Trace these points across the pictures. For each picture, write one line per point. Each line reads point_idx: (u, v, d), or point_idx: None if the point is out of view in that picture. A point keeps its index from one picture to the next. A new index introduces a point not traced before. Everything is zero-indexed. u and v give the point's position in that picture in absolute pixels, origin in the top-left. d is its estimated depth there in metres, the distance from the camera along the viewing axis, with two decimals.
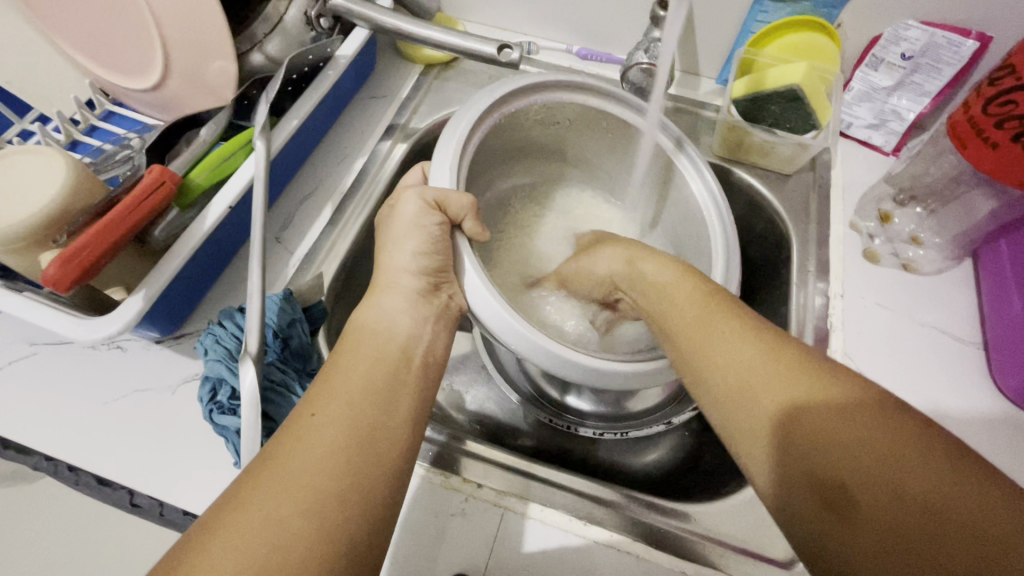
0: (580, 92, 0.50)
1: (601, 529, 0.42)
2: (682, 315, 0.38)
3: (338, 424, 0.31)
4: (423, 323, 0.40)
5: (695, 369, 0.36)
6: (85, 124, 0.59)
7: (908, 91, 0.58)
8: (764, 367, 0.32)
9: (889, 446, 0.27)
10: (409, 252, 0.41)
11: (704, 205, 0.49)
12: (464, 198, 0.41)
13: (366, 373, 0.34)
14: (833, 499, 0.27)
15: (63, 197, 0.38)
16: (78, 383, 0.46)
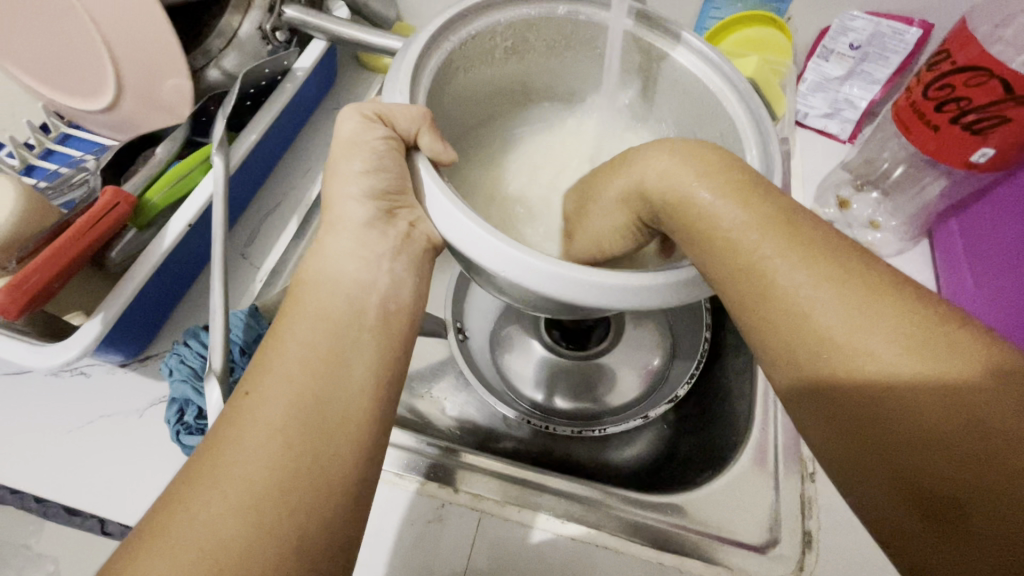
0: (549, 3, 0.43)
1: (577, 526, 0.42)
2: (735, 239, 0.29)
3: (278, 401, 0.28)
4: (379, 263, 0.35)
5: (737, 297, 0.29)
6: (41, 149, 0.58)
7: (859, 80, 0.59)
8: (851, 310, 0.25)
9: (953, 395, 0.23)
10: (355, 172, 0.36)
11: (697, 70, 0.41)
12: (412, 109, 0.34)
13: (311, 338, 0.31)
14: (888, 454, 0.24)
15: (12, 224, 0.38)
16: (41, 412, 0.45)
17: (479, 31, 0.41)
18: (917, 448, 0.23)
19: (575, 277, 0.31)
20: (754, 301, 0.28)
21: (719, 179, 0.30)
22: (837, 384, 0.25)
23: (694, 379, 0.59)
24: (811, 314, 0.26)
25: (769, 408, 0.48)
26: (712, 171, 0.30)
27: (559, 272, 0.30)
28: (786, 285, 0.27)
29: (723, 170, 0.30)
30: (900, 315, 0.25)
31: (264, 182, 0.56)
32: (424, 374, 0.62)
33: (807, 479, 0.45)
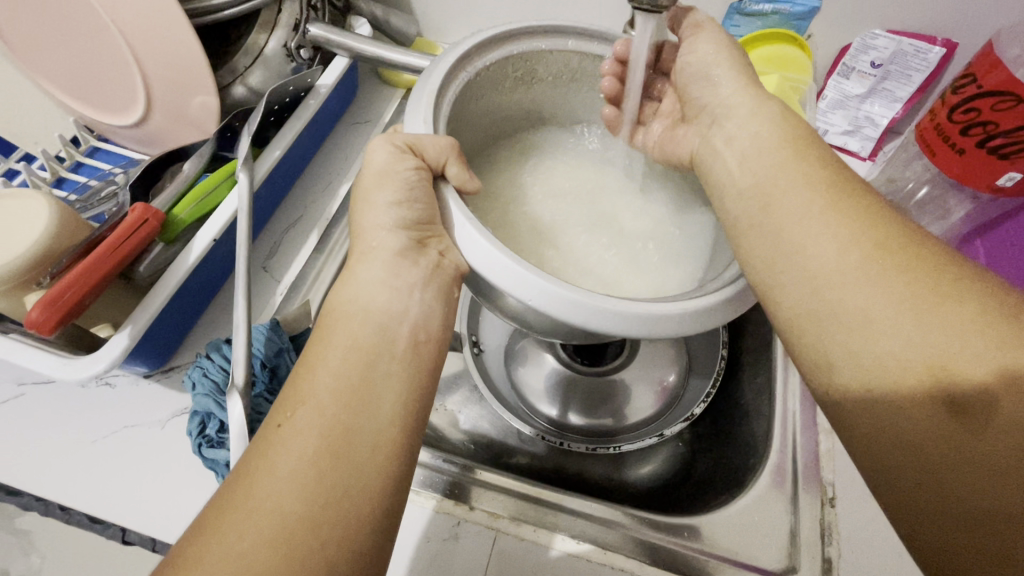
0: (560, 37, 0.44)
1: (594, 548, 0.42)
2: (766, 180, 0.33)
3: (307, 433, 0.29)
4: (408, 293, 0.36)
5: (760, 245, 0.32)
6: (71, 161, 0.59)
7: (880, 98, 0.59)
8: (850, 252, 0.28)
9: (936, 336, 0.25)
10: (386, 204, 0.37)
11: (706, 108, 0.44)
12: (442, 141, 0.37)
13: (342, 366, 0.32)
14: (881, 395, 0.26)
15: (46, 239, 0.39)
16: (68, 421, 0.46)
17: (492, 62, 0.43)
18: (905, 389, 0.25)
19: (595, 297, 0.31)
20: (765, 242, 0.32)
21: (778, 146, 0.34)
22: (834, 330, 0.28)
23: (710, 399, 0.59)
24: (812, 260, 0.29)
25: (788, 430, 0.48)
26: (774, 128, 0.35)
27: (586, 300, 0.31)
28: (796, 228, 0.31)
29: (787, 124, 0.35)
30: (896, 264, 0.27)
31: (286, 196, 0.57)
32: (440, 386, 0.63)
33: (827, 504, 0.44)
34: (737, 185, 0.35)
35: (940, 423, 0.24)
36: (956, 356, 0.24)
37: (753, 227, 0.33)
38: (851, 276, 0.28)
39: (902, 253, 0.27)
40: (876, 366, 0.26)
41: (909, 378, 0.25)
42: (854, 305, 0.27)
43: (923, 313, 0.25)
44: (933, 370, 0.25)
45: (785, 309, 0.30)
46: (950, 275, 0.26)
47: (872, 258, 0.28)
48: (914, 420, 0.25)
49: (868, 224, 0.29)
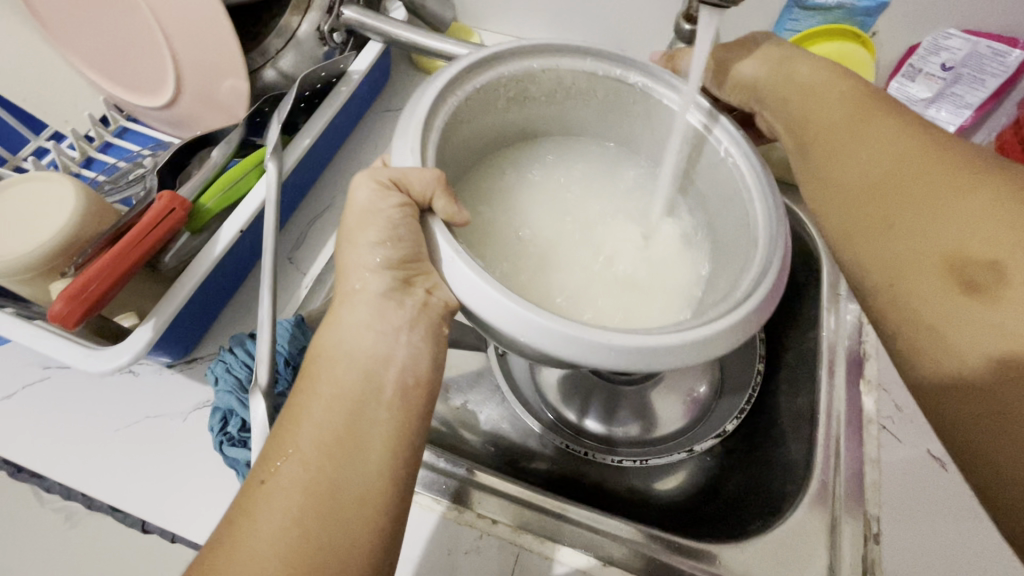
0: (551, 56, 0.41)
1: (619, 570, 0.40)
2: (825, 121, 0.40)
3: (291, 491, 0.28)
4: (395, 334, 0.33)
5: (817, 165, 0.39)
6: (101, 140, 0.59)
7: (948, 103, 0.55)
8: (893, 161, 0.36)
9: (965, 213, 0.32)
10: (369, 243, 0.34)
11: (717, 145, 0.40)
12: (427, 172, 0.33)
13: (325, 417, 0.30)
14: (902, 267, 0.34)
15: (72, 225, 0.38)
16: (90, 408, 0.46)
17: (485, 84, 0.40)
18: (925, 261, 0.33)
19: (600, 333, 0.29)
20: (828, 177, 0.39)
21: (841, 84, 0.40)
22: (877, 223, 0.35)
23: (744, 415, 0.57)
24: (862, 171, 0.37)
25: (831, 456, 0.45)
26: (837, 79, 0.41)
27: (586, 337, 0.29)
28: (855, 148, 0.38)
29: (835, 72, 0.41)
30: (939, 168, 0.34)
31: (312, 186, 0.56)
32: (461, 384, 0.61)
33: (870, 540, 0.42)
34: (795, 130, 0.41)
35: (958, 287, 0.31)
36: (975, 237, 0.31)
37: (815, 152, 0.40)
38: (897, 179, 0.35)
39: (942, 161, 0.34)
40: (907, 247, 0.34)
41: (983, 259, 0.31)
42: (923, 211, 0.34)
43: (984, 206, 0.32)
44: (959, 244, 0.32)
45: (837, 213, 0.38)
46: (983, 176, 0.33)
47: (917, 166, 0.35)
48: (943, 297, 0.31)
49: (930, 150, 0.35)
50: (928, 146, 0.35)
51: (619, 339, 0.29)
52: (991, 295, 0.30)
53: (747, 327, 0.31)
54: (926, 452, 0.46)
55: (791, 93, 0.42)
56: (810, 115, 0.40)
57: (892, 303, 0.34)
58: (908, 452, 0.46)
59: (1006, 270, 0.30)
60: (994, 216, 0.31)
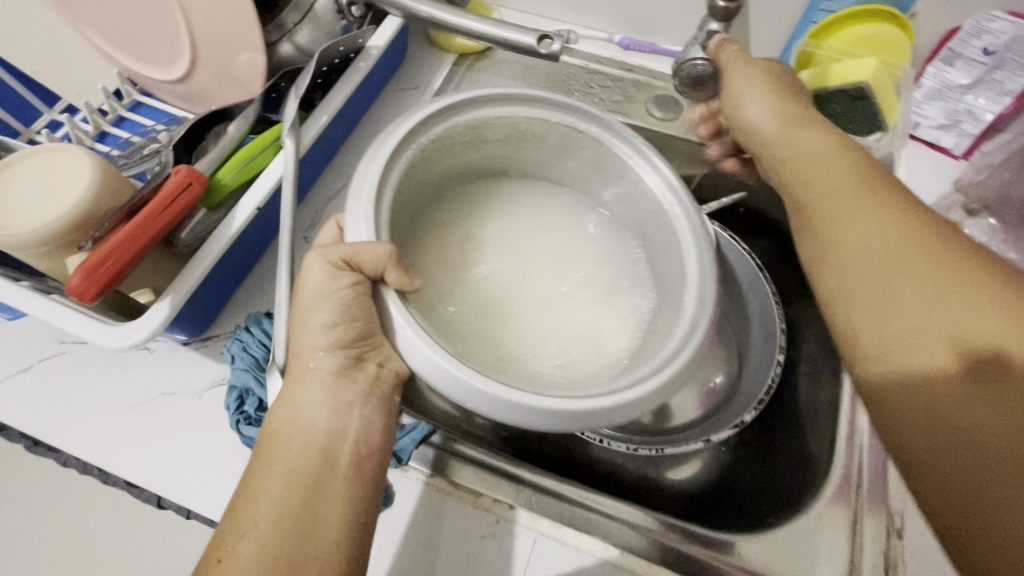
0: (507, 104, 0.41)
1: (636, 557, 0.40)
2: (825, 183, 0.37)
3: (251, 566, 0.28)
4: (347, 409, 0.35)
5: (811, 240, 0.37)
6: (114, 115, 0.58)
7: (986, 90, 0.52)
8: (885, 242, 0.32)
9: (967, 314, 0.28)
10: (320, 325, 0.35)
11: (664, 198, 0.40)
12: (379, 249, 0.32)
13: (284, 491, 0.31)
14: (896, 364, 0.30)
15: (88, 198, 0.37)
16: (106, 384, 0.45)
17: (441, 134, 0.40)
18: (921, 362, 0.29)
19: (537, 396, 0.31)
20: (823, 241, 0.36)
21: (844, 152, 0.38)
22: (869, 313, 0.32)
23: (763, 405, 0.54)
24: (852, 252, 0.34)
25: (854, 450, 0.45)
26: (834, 145, 0.38)
27: (528, 403, 0.31)
28: (841, 227, 0.35)
29: (835, 140, 0.39)
30: (942, 257, 0.30)
31: (328, 165, 0.55)
32: None
33: (892, 535, 0.41)
34: (797, 202, 0.39)
35: (952, 394, 0.28)
36: (976, 335, 0.28)
37: (812, 224, 0.37)
38: (891, 267, 0.32)
39: (939, 250, 0.31)
40: (901, 343, 0.30)
41: (988, 355, 0.27)
42: (934, 296, 0.29)
43: (986, 300, 0.28)
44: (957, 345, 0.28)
45: (829, 297, 0.35)
46: (981, 270, 0.29)
47: (912, 249, 0.31)
48: (935, 405, 0.28)
49: (927, 236, 0.31)
50: (919, 220, 0.32)
51: (567, 404, 0.31)
52: (998, 387, 0.26)
53: (665, 394, 0.32)
54: None
55: (786, 158, 0.40)
56: (805, 167, 0.39)
57: (880, 390, 0.31)
58: None
59: (1012, 364, 0.26)
60: (1000, 315, 0.27)
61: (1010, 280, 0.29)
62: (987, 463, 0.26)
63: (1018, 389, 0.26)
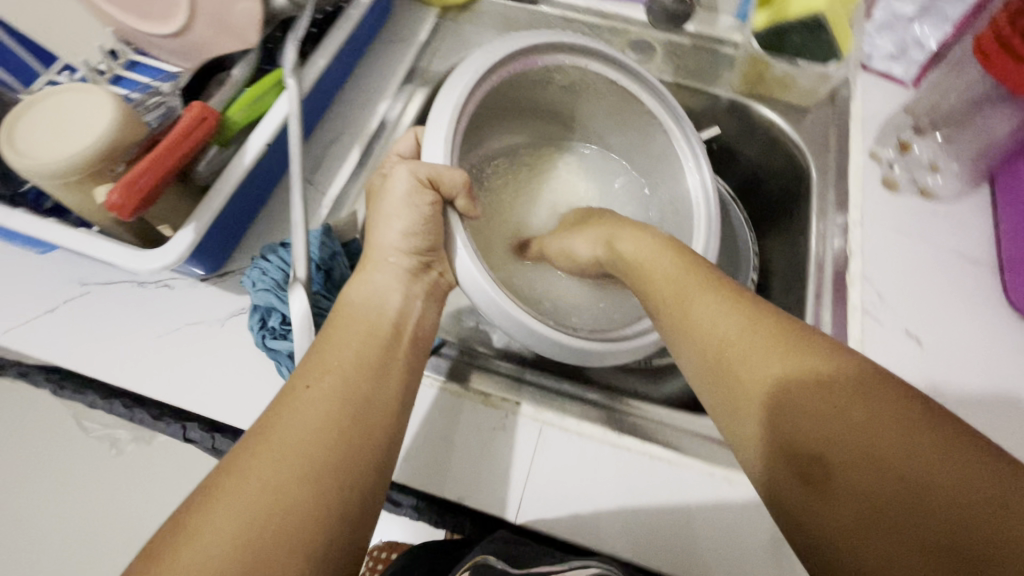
0: (582, 57, 0.51)
1: (633, 439, 0.45)
2: (660, 274, 0.41)
3: (333, 392, 0.35)
4: (412, 299, 0.44)
5: (674, 329, 0.39)
6: (111, 74, 0.59)
7: (931, 18, 0.58)
8: (757, 343, 0.34)
9: (861, 418, 0.29)
10: (398, 231, 0.43)
11: (696, 195, 0.53)
12: (457, 176, 0.42)
13: (360, 349, 0.38)
14: (811, 472, 0.29)
15: (111, 131, 0.39)
16: (130, 319, 0.48)
17: (518, 71, 0.49)
18: (853, 476, 0.28)
19: (552, 330, 0.43)
20: (677, 330, 0.38)
21: (671, 254, 0.42)
22: (783, 423, 0.31)
23: None
24: (726, 349, 0.35)
25: None
26: (664, 248, 0.43)
27: (552, 337, 0.43)
28: (714, 324, 0.36)
29: (661, 242, 0.43)
30: (821, 362, 0.31)
31: (324, 113, 0.58)
32: (474, 308, 0.65)
33: None
34: (643, 293, 0.42)
35: (867, 519, 0.27)
36: (883, 452, 0.28)
37: (671, 319, 0.39)
38: (780, 370, 0.32)
39: (813, 348, 0.32)
40: (814, 452, 0.29)
41: (823, 437, 0.29)
42: (779, 383, 0.32)
43: (884, 415, 0.29)
44: (873, 457, 0.28)
45: (716, 397, 0.35)
46: (854, 370, 0.31)
47: (793, 351, 0.32)
48: (856, 524, 0.27)
49: (788, 334, 0.33)
50: (780, 321, 0.34)
51: (574, 342, 0.44)
52: (824, 492, 0.29)
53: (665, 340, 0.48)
54: (904, 331, 0.49)
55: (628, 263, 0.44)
56: (647, 265, 0.42)
57: (818, 524, 0.28)
58: (887, 334, 0.49)
59: (835, 474, 0.28)
60: (909, 430, 0.28)
61: (856, 361, 0.31)
62: (830, 545, 0.28)
63: (843, 495, 0.28)
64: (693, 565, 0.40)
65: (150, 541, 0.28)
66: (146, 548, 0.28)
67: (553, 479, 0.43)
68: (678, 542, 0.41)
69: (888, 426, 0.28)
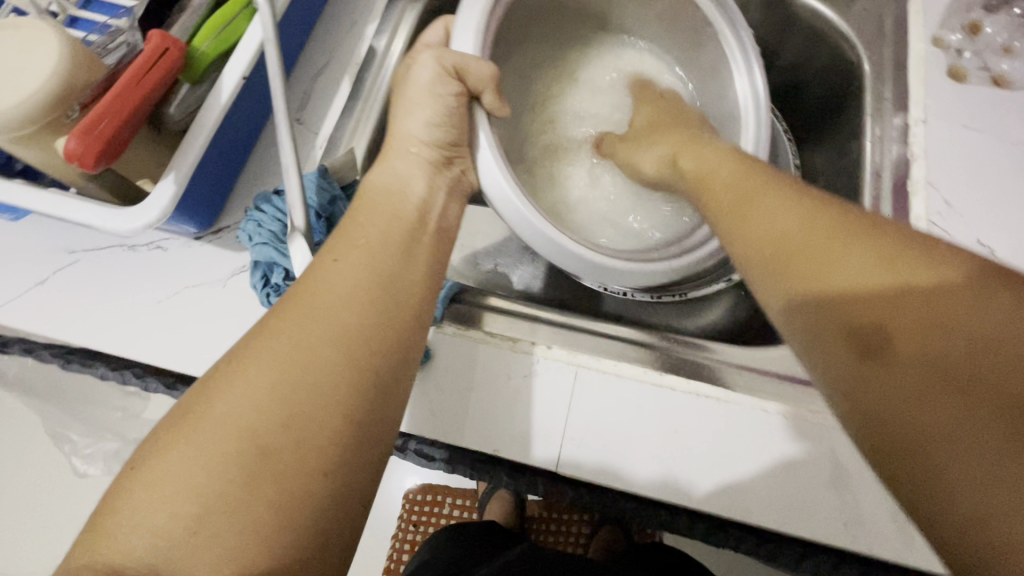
0: None
1: (676, 378, 0.41)
2: (719, 180, 0.36)
3: (359, 268, 0.31)
4: (435, 191, 0.39)
5: (719, 212, 0.35)
6: (64, 16, 0.51)
7: None
8: (810, 219, 0.30)
9: (942, 292, 0.26)
10: (422, 121, 0.39)
11: (743, 104, 0.46)
12: (486, 68, 0.38)
13: (386, 228, 0.34)
14: (868, 338, 0.26)
15: (60, 72, 0.34)
16: (125, 286, 0.45)
17: None
18: (918, 348, 0.25)
19: (590, 253, 0.39)
20: (726, 216, 0.35)
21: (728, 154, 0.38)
22: (836, 292, 0.28)
23: None
24: (773, 224, 0.31)
25: None
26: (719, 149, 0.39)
27: (594, 261, 0.39)
28: (763, 206, 0.33)
29: (724, 149, 0.39)
30: (898, 242, 0.28)
31: (306, 42, 0.51)
32: (490, 249, 0.61)
33: None
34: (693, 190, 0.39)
35: (936, 391, 0.24)
36: (962, 323, 0.25)
37: (721, 203, 0.35)
38: (836, 243, 0.29)
39: (880, 229, 0.29)
40: (874, 318, 0.26)
41: (886, 310, 0.26)
42: (837, 259, 0.28)
43: (964, 292, 0.25)
44: (949, 329, 0.25)
45: (755, 269, 0.32)
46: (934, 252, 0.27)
47: (857, 227, 0.29)
48: (920, 392, 0.24)
49: (852, 217, 0.30)
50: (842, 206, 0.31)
51: (614, 262, 0.40)
52: (884, 362, 0.25)
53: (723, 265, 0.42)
54: (976, 240, 0.44)
55: (685, 167, 0.40)
56: (700, 170, 0.39)
57: (869, 392, 0.25)
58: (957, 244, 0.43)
59: (902, 343, 0.25)
60: (994, 307, 0.25)
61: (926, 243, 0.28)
62: (883, 414, 0.25)
63: (908, 364, 0.25)
64: (746, 506, 0.38)
65: (180, 401, 0.26)
66: (178, 403, 0.26)
67: (593, 422, 0.40)
68: (730, 481, 0.39)
69: (957, 297, 0.25)
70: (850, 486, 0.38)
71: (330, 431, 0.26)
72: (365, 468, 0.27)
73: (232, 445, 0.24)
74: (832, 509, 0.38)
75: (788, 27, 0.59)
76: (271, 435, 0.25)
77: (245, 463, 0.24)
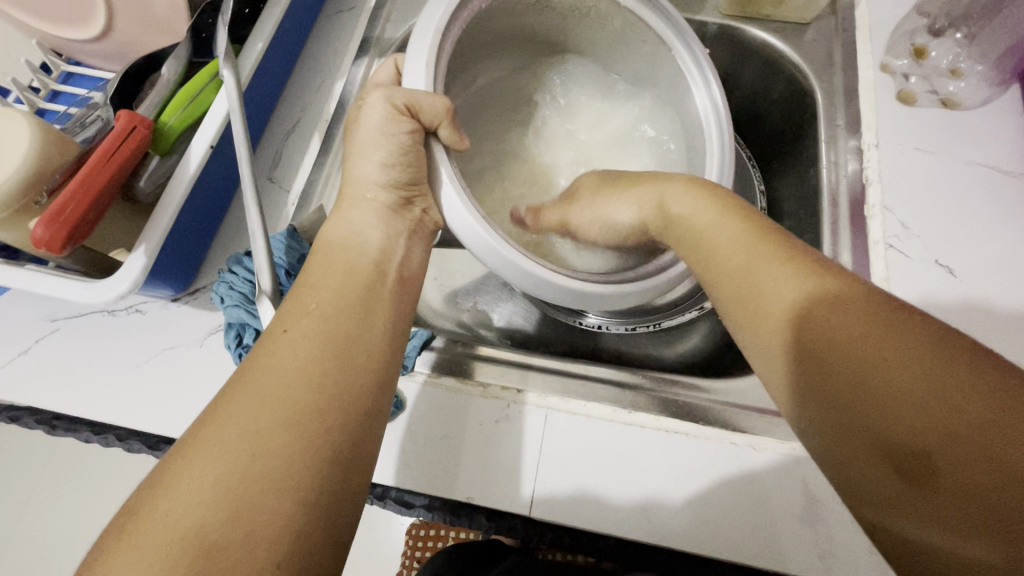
0: None
1: (646, 416, 0.42)
2: (710, 250, 0.35)
3: (312, 339, 0.32)
4: (395, 237, 0.40)
5: (726, 295, 0.34)
6: (46, 90, 0.52)
7: None
8: (822, 312, 0.29)
9: (971, 400, 0.23)
10: (377, 163, 0.40)
11: (705, 116, 0.48)
12: (437, 102, 0.39)
13: (343, 288, 0.35)
14: (906, 466, 0.24)
15: (32, 158, 0.36)
16: (105, 350, 0.46)
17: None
18: (955, 474, 0.23)
19: (562, 278, 0.40)
20: (735, 303, 0.33)
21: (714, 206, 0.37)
22: (856, 403, 0.26)
23: None
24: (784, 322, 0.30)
25: None
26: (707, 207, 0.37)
27: (564, 285, 0.40)
28: (767, 290, 0.31)
29: (712, 197, 0.38)
30: (919, 338, 0.26)
31: (278, 102, 0.53)
32: (468, 288, 0.62)
33: None
34: (691, 261, 0.37)
35: (977, 529, 0.22)
36: (1000, 440, 0.22)
37: (728, 286, 0.34)
38: (852, 340, 0.27)
39: (896, 317, 0.27)
40: (905, 440, 0.24)
41: (880, 392, 0.25)
42: (851, 363, 0.27)
43: (1000, 402, 0.23)
44: (989, 450, 0.22)
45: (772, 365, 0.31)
46: (957, 349, 0.25)
47: (870, 320, 0.27)
48: (957, 527, 0.22)
49: (871, 306, 0.28)
50: (859, 290, 0.29)
51: (586, 288, 0.40)
52: (920, 486, 0.23)
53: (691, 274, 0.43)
54: (935, 261, 0.44)
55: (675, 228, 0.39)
56: (689, 232, 0.37)
57: (904, 525, 0.24)
58: (916, 267, 0.44)
59: (937, 464, 0.23)
60: None
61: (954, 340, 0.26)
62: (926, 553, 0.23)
63: (949, 504, 0.23)
64: (724, 546, 0.38)
65: (131, 497, 0.26)
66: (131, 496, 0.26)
67: (569, 465, 0.41)
68: (705, 519, 0.39)
69: (1000, 421, 0.23)
70: (825, 517, 0.38)
71: (283, 520, 0.26)
72: (319, 552, 0.27)
73: (177, 546, 0.24)
74: (807, 541, 0.38)
75: (743, 59, 0.61)
76: (218, 530, 0.25)
77: (193, 564, 0.24)
